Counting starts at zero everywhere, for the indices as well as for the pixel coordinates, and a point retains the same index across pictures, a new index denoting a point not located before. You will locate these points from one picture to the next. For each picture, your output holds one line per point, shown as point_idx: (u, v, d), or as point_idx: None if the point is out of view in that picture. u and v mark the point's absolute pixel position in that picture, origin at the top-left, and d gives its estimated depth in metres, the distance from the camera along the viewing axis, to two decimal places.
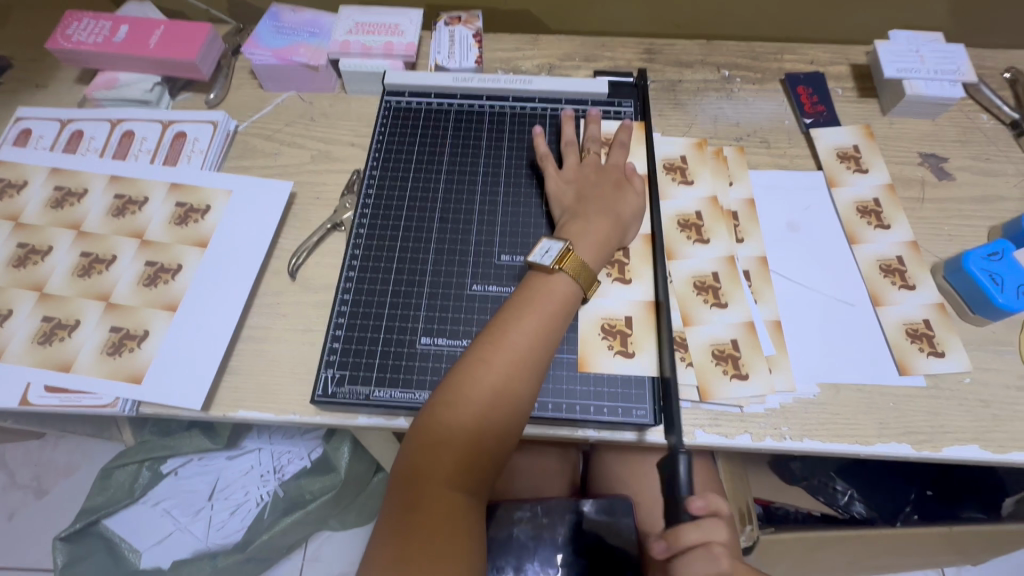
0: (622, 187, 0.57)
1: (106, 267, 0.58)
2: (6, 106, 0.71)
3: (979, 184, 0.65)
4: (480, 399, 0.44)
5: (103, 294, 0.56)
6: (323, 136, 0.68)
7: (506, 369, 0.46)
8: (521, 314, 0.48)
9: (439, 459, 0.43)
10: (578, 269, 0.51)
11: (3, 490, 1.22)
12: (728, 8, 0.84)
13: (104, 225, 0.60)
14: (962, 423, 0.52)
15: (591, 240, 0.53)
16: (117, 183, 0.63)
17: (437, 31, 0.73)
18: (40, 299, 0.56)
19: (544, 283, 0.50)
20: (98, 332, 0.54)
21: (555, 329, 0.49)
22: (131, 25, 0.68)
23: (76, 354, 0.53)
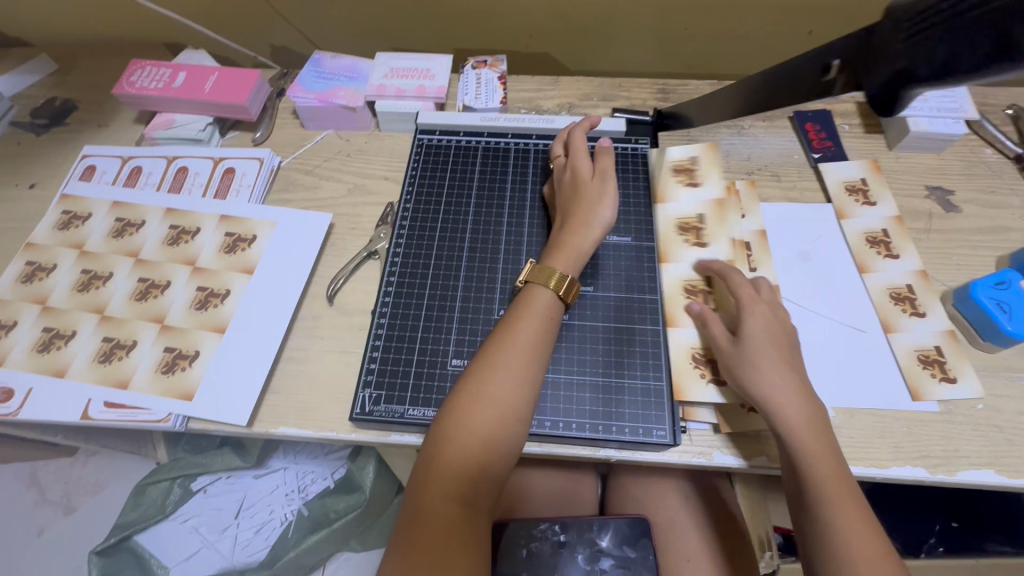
0: (584, 183, 0.60)
1: (160, 292, 0.62)
2: (72, 145, 0.78)
3: (985, 217, 0.67)
4: (473, 419, 0.48)
5: (158, 317, 0.61)
6: (359, 170, 0.73)
7: (497, 389, 0.49)
8: (508, 333, 0.52)
9: (438, 479, 0.46)
10: (551, 278, 0.54)
11: (33, 506, 1.26)
12: (736, 49, 0.89)
13: (160, 253, 0.65)
14: (976, 448, 0.53)
15: (559, 250, 0.57)
16: (171, 215, 0.68)
17: (465, 74, 0.78)
18: (101, 321, 0.61)
19: (526, 302, 0.54)
20: (154, 351, 0.59)
21: (542, 342, 0.52)
22: (188, 71, 0.75)
23: (132, 372, 0.57)
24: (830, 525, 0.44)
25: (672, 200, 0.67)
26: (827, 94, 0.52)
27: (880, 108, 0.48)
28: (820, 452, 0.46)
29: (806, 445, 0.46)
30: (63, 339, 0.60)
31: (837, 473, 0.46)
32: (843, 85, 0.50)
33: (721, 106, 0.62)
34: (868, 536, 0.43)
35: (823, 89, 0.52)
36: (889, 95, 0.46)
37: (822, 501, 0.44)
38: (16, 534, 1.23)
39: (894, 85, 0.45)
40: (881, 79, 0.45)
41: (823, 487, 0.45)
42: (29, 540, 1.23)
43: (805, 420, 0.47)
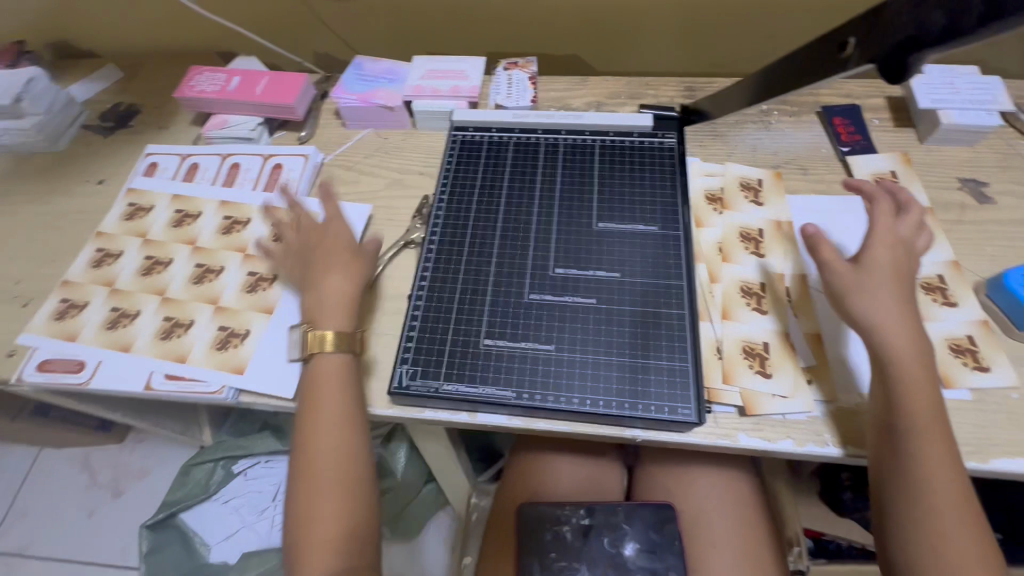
0: (338, 248, 0.64)
1: (215, 276, 0.67)
2: (136, 145, 0.85)
3: (1021, 208, 0.66)
4: (339, 481, 0.54)
5: (213, 299, 0.66)
6: (396, 166, 0.78)
7: (334, 455, 0.55)
8: (314, 408, 0.55)
9: (316, 538, 0.52)
10: (325, 342, 0.57)
11: (85, 489, 1.34)
12: (764, 48, 0.90)
13: (216, 241, 0.70)
14: (1011, 436, 0.53)
15: (330, 309, 0.59)
16: (226, 207, 0.74)
17: (497, 75, 0.82)
18: (163, 301, 0.66)
19: (315, 375, 0.57)
20: (209, 329, 0.63)
21: (348, 417, 0.55)
22: (242, 76, 0.81)
23: (190, 348, 0.62)
24: (917, 445, 0.48)
25: (697, 196, 0.69)
26: (836, 74, 0.52)
27: (885, 79, 0.49)
28: (921, 383, 0.50)
29: (909, 379, 0.50)
30: (129, 317, 0.65)
31: (930, 411, 0.49)
32: (852, 61, 0.51)
33: (746, 96, 0.64)
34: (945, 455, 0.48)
35: (834, 66, 0.52)
36: (894, 63, 0.48)
37: (916, 438, 0.48)
38: (68, 514, 1.31)
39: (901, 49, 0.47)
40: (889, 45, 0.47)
41: (917, 412, 0.49)
42: (79, 521, 1.30)
43: (918, 357, 0.50)
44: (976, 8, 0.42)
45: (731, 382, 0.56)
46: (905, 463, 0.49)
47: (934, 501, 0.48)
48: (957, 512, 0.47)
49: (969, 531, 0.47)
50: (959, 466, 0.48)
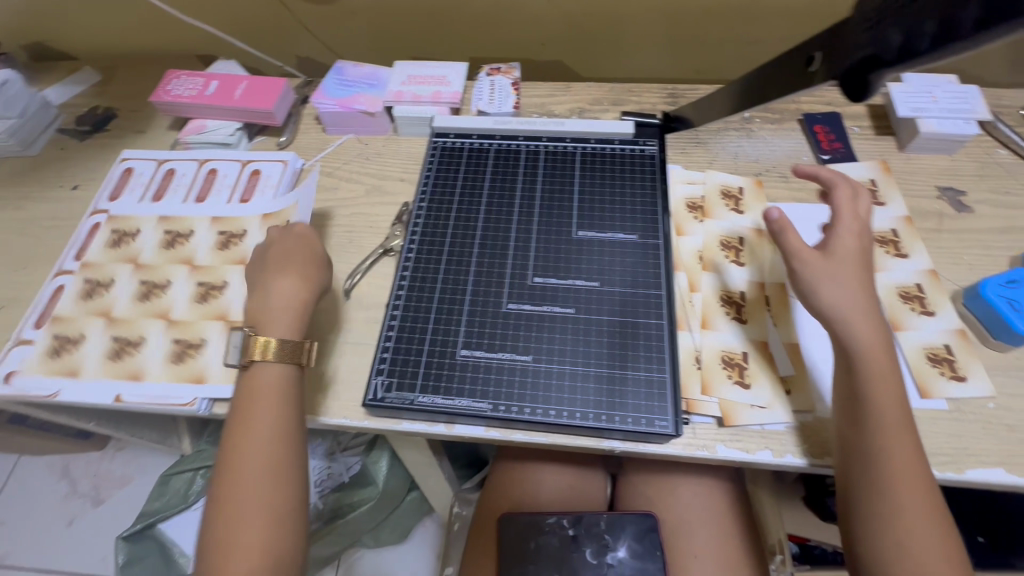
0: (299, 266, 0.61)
1: (220, 292, 0.66)
2: (112, 150, 0.84)
3: (999, 217, 0.67)
4: (263, 505, 0.51)
5: (219, 315, 0.64)
6: (376, 172, 0.77)
7: (263, 475, 0.52)
8: (242, 422, 0.53)
9: (235, 567, 0.49)
10: (267, 350, 0.56)
11: (64, 497, 1.32)
12: (747, 54, 0.90)
13: (214, 257, 0.69)
14: (987, 446, 0.53)
15: (280, 318, 0.58)
16: (219, 221, 0.72)
17: (479, 81, 0.82)
18: (169, 324, 0.64)
19: (249, 388, 0.55)
20: (218, 346, 0.63)
21: (279, 432, 0.53)
22: (220, 80, 0.80)
23: (206, 369, 0.62)
24: (884, 441, 0.48)
25: (678, 205, 0.69)
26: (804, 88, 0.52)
27: (846, 96, 0.48)
28: (888, 379, 0.50)
29: (876, 376, 0.50)
30: (73, 342, 0.64)
31: (897, 408, 0.49)
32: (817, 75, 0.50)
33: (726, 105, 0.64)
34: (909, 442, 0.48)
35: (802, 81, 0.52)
36: (855, 79, 0.46)
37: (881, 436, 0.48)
38: (46, 523, 1.29)
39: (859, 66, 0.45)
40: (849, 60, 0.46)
41: (885, 395, 0.49)
42: (58, 529, 1.28)
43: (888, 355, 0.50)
44: (929, 24, 0.40)
45: (709, 392, 0.56)
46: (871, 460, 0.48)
47: (898, 496, 0.47)
48: (918, 496, 0.47)
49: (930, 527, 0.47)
50: (922, 460, 0.49)
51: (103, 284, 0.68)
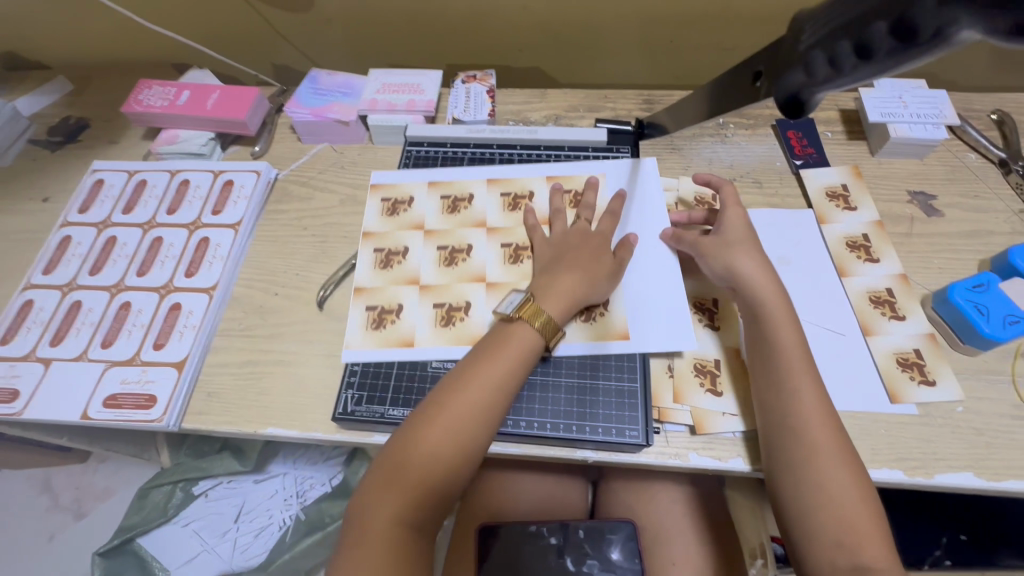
0: (598, 254, 0.61)
1: (466, 255, 0.66)
2: (84, 161, 0.83)
3: (969, 221, 0.67)
4: (451, 440, 0.49)
5: (413, 280, 0.65)
6: (351, 182, 0.76)
7: (472, 412, 0.50)
8: (488, 362, 0.52)
9: (384, 526, 0.47)
10: (539, 316, 0.55)
11: (45, 512, 1.30)
12: (723, 59, 0.90)
13: (385, 223, 0.70)
14: (955, 450, 0.53)
15: (557, 296, 0.57)
16: (378, 190, 0.73)
17: (455, 88, 0.81)
18: (357, 294, 0.64)
19: (507, 332, 0.55)
20: (424, 311, 0.62)
21: (516, 380, 0.53)
22: (192, 90, 0.79)
23: (413, 331, 0.61)
24: (793, 422, 0.49)
25: None
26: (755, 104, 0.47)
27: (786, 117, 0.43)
28: (796, 360, 0.51)
29: (784, 358, 0.51)
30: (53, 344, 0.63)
31: (809, 388, 0.50)
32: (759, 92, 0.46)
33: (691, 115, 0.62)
34: (816, 402, 0.50)
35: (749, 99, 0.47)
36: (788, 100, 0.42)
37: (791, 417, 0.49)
38: (27, 538, 1.27)
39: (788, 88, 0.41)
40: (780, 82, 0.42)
41: (786, 359, 0.51)
42: (40, 544, 1.26)
43: (790, 337, 0.52)
44: (847, 44, 0.35)
45: (681, 401, 0.55)
46: (787, 442, 0.49)
47: (817, 472, 0.47)
48: (844, 477, 0.46)
49: (858, 503, 0.46)
50: (842, 437, 0.48)
51: (81, 292, 0.67)
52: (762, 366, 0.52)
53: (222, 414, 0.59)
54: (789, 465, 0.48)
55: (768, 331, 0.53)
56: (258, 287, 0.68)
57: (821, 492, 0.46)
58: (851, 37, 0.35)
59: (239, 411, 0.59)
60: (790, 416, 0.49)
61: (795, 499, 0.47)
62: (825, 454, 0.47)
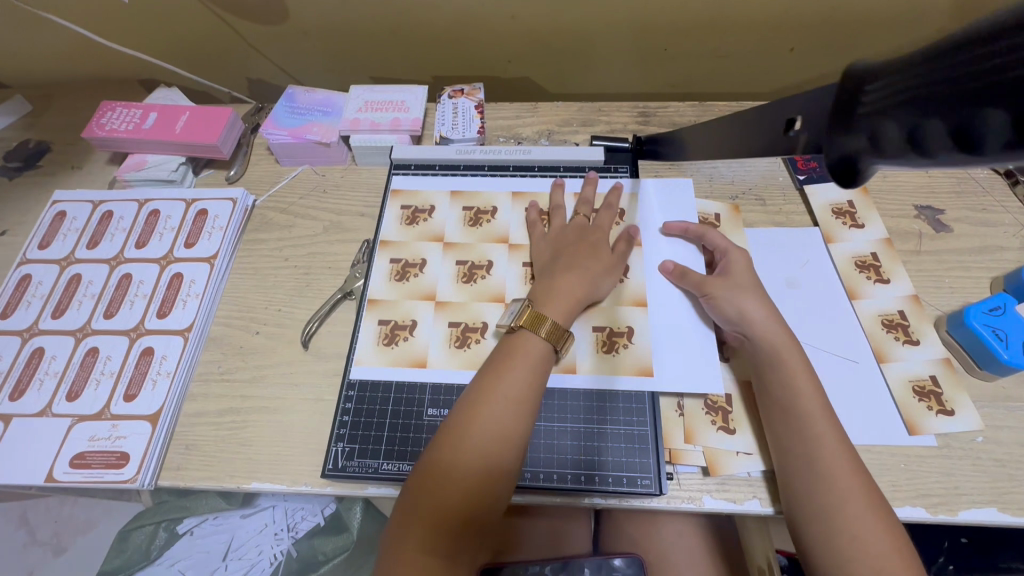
0: (597, 246, 0.60)
1: (486, 272, 0.63)
2: (45, 189, 0.77)
3: (977, 236, 0.65)
4: (472, 459, 0.45)
5: (428, 295, 0.62)
6: (334, 207, 0.72)
7: (489, 428, 0.47)
8: (505, 365, 0.50)
9: (421, 542, 0.43)
10: (544, 324, 0.52)
11: (23, 548, 1.17)
12: (718, 66, 0.87)
13: (403, 233, 0.67)
14: (978, 484, 0.51)
15: (560, 297, 0.55)
16: (399, 196, 0.69)
17: (442, 103, 0.77)
18: (370, 306, 0.62)
19: (512, 345, 0.52)
20: (439, 329, 0.60)
21: (538, 382, 0.50)
22: (160, 112, 0.73)
23: (426, 351, 0.59)
24: (810, 454, 0.47)
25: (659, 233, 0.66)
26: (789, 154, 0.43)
27: (839, 181, 0.36)
28: (808, 389, 0.49)
29: (796, 385, 0.50)
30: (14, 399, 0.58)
31: (823, 416, 0.48)
32: (803, 144, 0.41)
33: (694, 148, 0.59)
34: (838, 446, 0.47)
35: (785, 146, 0.43)
36: (847, 165, 0.34)
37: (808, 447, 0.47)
38: None
39: (852, 154, 0.33)
40: (842, 144, 0.34)
41: (795, 385, 0.50)
42: None
43: (797, 362, 0.51)
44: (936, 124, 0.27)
45: (693, 441, 0.53)
46: (804, 475, 0.46)
47: (840, 504, 0.44)
48: (868, 511, 0.44)
49: (886, 538, 0.43)
50: (861, 468, 0.46)
51: (44, 337, 0.62)
52: (771, 399, 0.50)
53: (202, 468, 0.55)
54: (818, 516, 0.45)
55: (780, 376, 0.50)
56: (237, 325, 0.63)
57: (855, 546, 0.43)
58: (946, 118, 0.26)
59: (220, 465, 0.55)
60: (816, 463, 0.46)
61: (820, 536, 0.44)
62: (854, 501, 0.44)
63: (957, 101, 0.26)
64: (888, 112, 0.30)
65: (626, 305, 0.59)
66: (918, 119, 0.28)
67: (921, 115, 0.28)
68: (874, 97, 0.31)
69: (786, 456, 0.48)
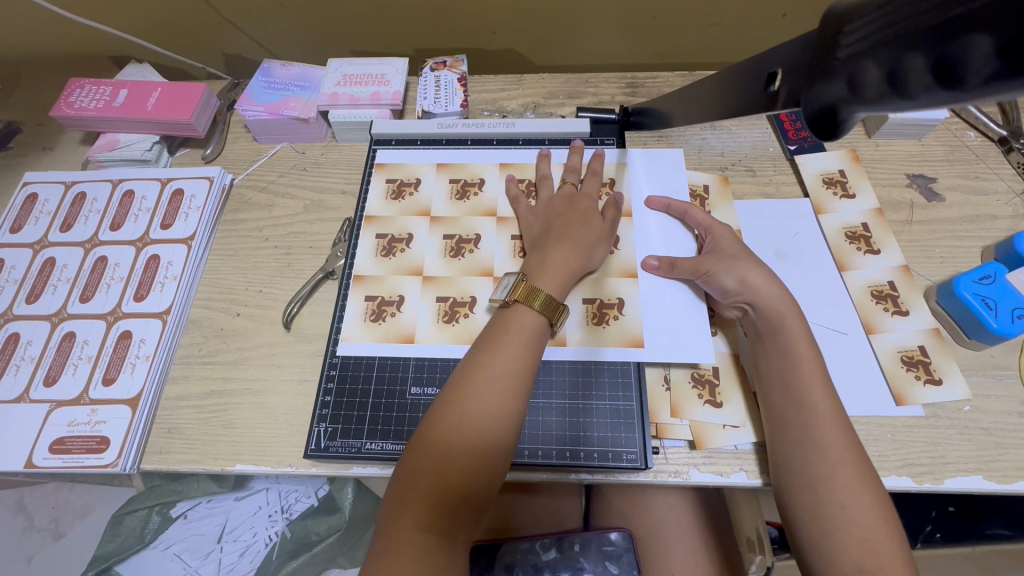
0: (589, 215, 0.58)
1: (474, 245, 0.62)
2: (16, 171, 0.75)
3: (970, 205, 0.64)
4: (471, 435, 0.45)
5: (415, 270, 0.61)
6: (314, 185, 0.70)
7: (487, 403, 0.46)
8: (498, 341, 0.49)
9: (415, 523, 0.42)
10: (538, 298, 0.51)
11: (21, 534, 1.17)
12: (709, 35, 0.85)
13: (389, 208, 0.65)
14: (964, 453, 0.51)
15: (555, 271, 0.53)
16: (383, 170, 0.68)
17: (423, 76, 0.74)
18: (356, 282, 0.60)
19: (507, 319, 0.51)
20: (427, 304, 0.59)
21: (532, 358, 0.49)
22: (130, 89, 0.71)
23: (414, 326, 0.58)
24: (808, 419, 0.46)
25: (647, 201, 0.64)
26: (769, 112, 0.42)
27: (818, 135, 0.35)
28: (809, 356, 0.49)
29: (800, 351, 0.49)
30: None
31: (822, 382, 0.48)
32: (782, 98, 0.39)
33: (677, 118, 0.58)
34: (833, 414, 0.46)
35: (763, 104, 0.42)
36: (825, 116, 0.34)
37: (807, 414, 0.46)
38: None
39: (833, 103, 0.33)
40: (823, 92, 0.33)
41: (796, 348, 0.49)
42: None
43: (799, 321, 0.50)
44: (920, 60, 0.27)
45: (680, 415, 0.52)
46: (799, 442, 0.46)
47: (831, 472, 0.44)
48: (858, 481, 0.44)
49: (873, 510, 0.43)
50: (852, 436, 0.46)
51: (21, 322, 0.60)
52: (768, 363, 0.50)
53: (185, 452, 0.54)
54: (806, 484, 0.44)
55: (779, 347, 0.50)
56: (217, 307, 0.62)
57: (842, 515, 0.42)
58: (928, 53, 0.26)
59: (203, 448, 0.54)
60: (810, 433, 0.46)
61: (805, 504, 0.44)
62: (846, 471, 0.44)
63: (945, 31, 0.25)
64: (867, 52, 0.29)
65: (615, 277, 0.58)
66: (897, 57, 0.28)
67: (901, 52, 0.27)
68: (853, 39, 0.31)
69: (781, 426, 0.47)
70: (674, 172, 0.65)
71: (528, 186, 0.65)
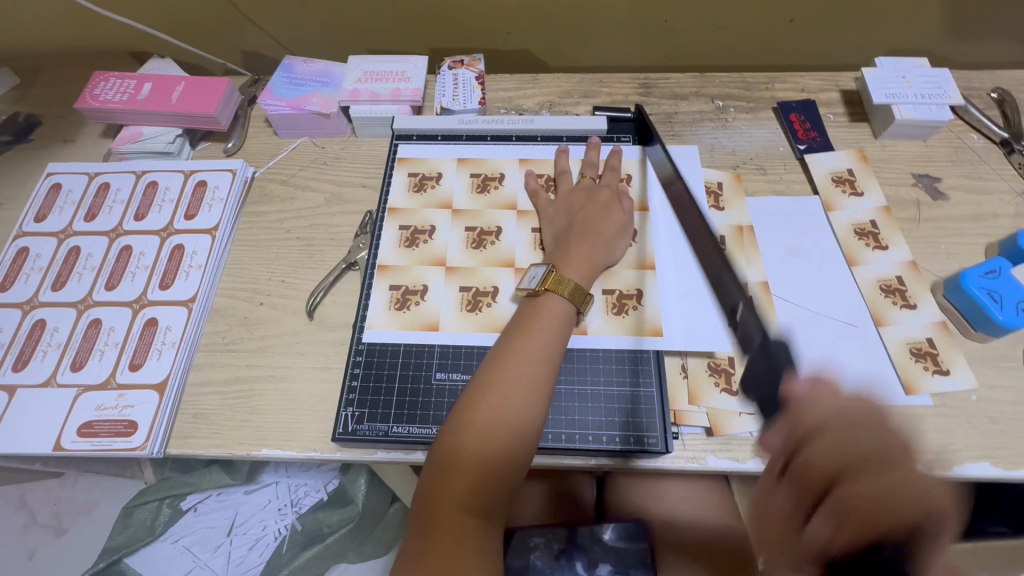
0: (609, 209, 0.60)
1: (495, 237, 0.63)
2: (38, 163, 0.76)
3: (973, 203, 0.66)
4: (506, 418, 0.46)
5: (438, 260, 0.62)
6: (335, 179, 0.71)
7: (520, 389, 0.47)
8: (529, 328, 0.51)
9: (454, 504, 0.44)
10: (565, 287, 0.53)
11: (24, 530, 1.16)
12: (718, 38, 0.87)
13: (411, 200, 0.66)
14: (972, 440, 0.53)
15: (580, 262, 0.56)
16: (405, 164, 0.69)
17: (442, 74, 0.76)
18: (380, 272, 0.62)
19: (536, 307, 0.53)
20: (450, 293, 0.60)
21: (561, 344, 0.51)
22: (154, 82, 0.72)
23: (438, 314, 0.59)
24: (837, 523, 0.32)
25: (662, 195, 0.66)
26: None
27: None
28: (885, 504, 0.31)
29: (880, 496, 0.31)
30: (18, 371, 0.58)
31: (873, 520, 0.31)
32: None
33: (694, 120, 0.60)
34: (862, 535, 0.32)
35: None
36: None
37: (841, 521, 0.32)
38: None
39: None
40: None
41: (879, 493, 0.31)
42: None
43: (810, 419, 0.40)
44: None
45: (697, 402, 0.54)
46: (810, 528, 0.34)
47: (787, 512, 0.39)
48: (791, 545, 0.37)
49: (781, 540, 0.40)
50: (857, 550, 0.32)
51: (47, 309, 0.61)
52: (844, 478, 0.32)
53: (211, 437, 0.55)
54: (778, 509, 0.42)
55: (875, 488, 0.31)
56: (240, 296, 0.63)
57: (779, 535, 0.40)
58: None
59: (229, 433, 0.55)
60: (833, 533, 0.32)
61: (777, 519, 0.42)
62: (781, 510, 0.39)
63: None
64: None
65: (634, 268, 0.60)
66: None
67: None
68: None
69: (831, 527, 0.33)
70: (688, 169, 0.67)
71: (546, 180, 0.67)
